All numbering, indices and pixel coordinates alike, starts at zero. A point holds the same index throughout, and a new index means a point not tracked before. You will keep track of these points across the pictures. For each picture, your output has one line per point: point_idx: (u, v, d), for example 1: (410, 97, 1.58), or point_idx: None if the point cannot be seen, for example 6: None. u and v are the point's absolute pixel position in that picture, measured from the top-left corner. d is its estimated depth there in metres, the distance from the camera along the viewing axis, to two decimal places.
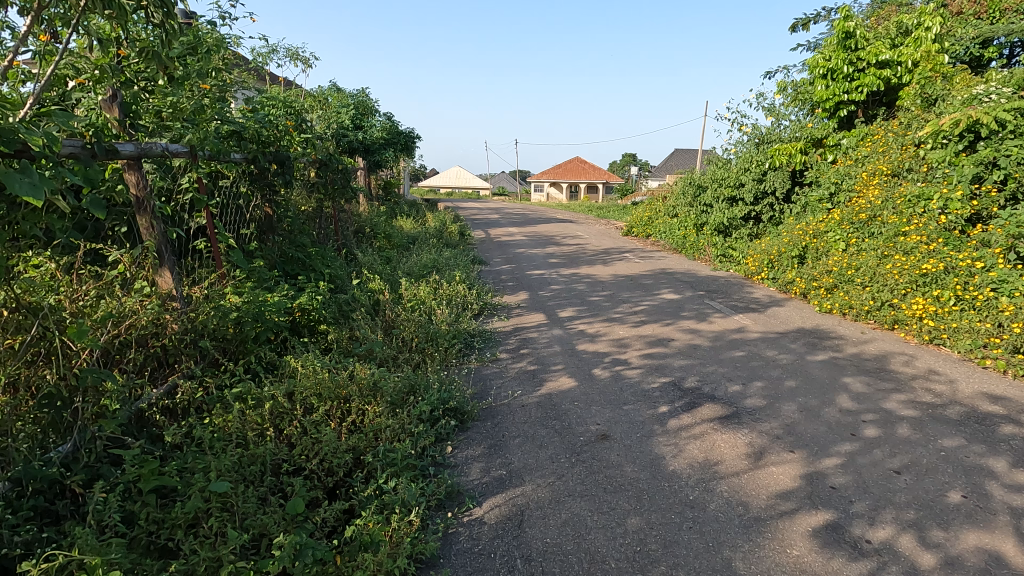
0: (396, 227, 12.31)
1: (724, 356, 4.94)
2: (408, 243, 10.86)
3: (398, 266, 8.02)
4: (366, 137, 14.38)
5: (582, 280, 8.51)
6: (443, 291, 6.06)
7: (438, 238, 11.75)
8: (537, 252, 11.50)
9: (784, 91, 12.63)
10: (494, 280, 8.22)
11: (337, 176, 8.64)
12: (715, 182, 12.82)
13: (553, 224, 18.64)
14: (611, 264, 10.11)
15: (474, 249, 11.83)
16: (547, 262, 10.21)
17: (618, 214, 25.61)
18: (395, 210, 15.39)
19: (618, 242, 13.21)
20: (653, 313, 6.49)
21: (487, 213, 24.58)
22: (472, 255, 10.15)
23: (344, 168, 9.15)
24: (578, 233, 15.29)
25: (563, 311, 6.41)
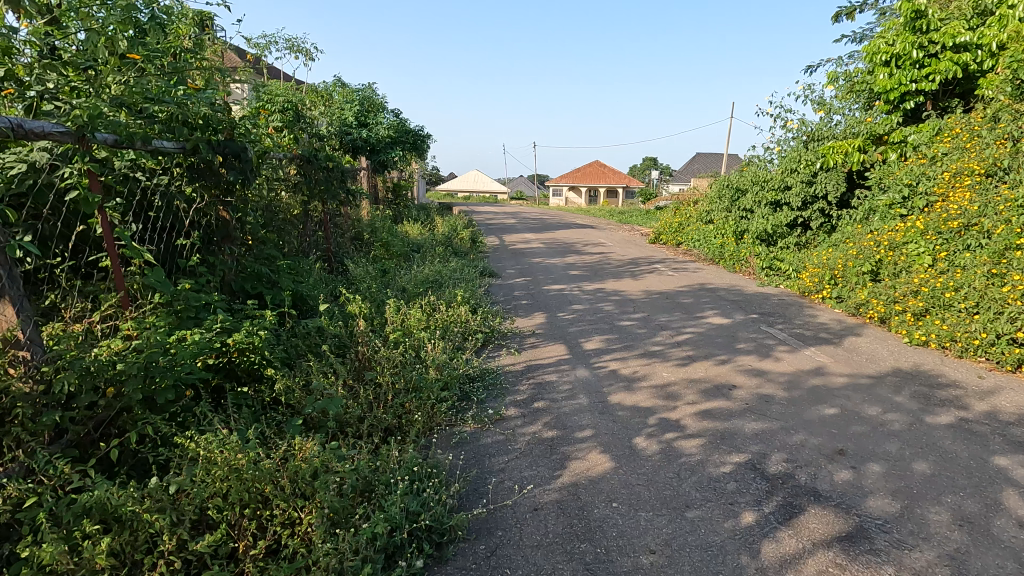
0: (400, 233, 11.15)
1: (811, 416, 3.64)
2: (412, 252, 9.67)
3: (391, 282, 6.83)
4: (372, 136, 13.31)
5: (609, 297, 7.23)
6: (438, 318, 4.84)
7: (446, 247, 10.56)
8: (556, 262, 10.24)
9: (837, 83, 11.20)
10: (505, 298, 6.99)
11: (326, 176, 7.50)
12: (756, 185, 11.45)
13: (573, 230, 17.38)
14: (641, 278, 8.80)
15: (485, 258, 10.62)
16: (567, 274, 8.94)
17: (641, 220, 24.19)
18: (403, 215, 14.25)
19: (645, 251, 11.89)
20: (701, 345, 5.19)
21: (503, 218, 23.35)
22: (481, 266, 8.93)
23: (337, 167, 8.03)
24: (601, 241, 13.99)
25: (589, 342, 5.14)
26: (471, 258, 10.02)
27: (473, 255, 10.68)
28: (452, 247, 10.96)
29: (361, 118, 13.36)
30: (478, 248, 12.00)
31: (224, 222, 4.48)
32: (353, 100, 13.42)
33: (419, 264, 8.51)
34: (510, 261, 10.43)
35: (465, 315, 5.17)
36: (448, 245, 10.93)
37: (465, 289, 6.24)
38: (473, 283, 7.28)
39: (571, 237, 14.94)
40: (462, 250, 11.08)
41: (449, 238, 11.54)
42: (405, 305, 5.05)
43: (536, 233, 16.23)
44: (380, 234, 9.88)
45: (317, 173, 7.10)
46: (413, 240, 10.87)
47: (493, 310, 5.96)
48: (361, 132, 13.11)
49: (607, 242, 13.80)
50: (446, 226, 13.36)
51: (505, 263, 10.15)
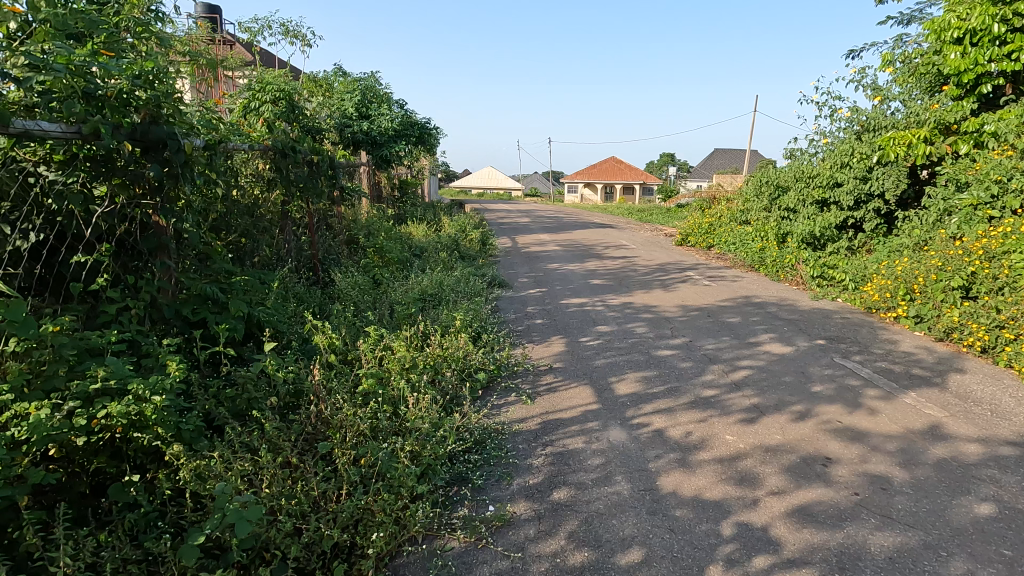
0: (401, 235, 10.11)
1: (958, 519, 2.50)
2: (412, 258, 8.61)
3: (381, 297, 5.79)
4: (374, 128, 12.24)
5: (640, 315, 6.10)
6: (426, 353, 3.77)
7: (451, 251, 9.49)
8: (575, 269, 9.10)
9: (894, 66, 9.93)
10: (516, 317, 5.89)
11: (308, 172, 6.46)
12: (800, 181, 10.21)
13: (592, 230, 16.16)
14: (673, 289, 7.64)
15: (496, 263, 9.53)
16: (589, 285, 7.80)
17: (663, 219, 22.84)
18: (407, 214, 13.19)
19: (673, 255, 10.70)
20: (766, 387, 4.04)
21: (516, 216, 22.22)
22: (489, 274, 7.85)
23: (323, 162, 6.98)
24: (622, 243, 12.80)
25: (621, 383, 4.03)
26: (479, 264, 8.96)
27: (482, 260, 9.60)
28: (458, 250, 9.88)
29: (362, 109, 12.32)
30: (487, 251, 10.92)
31: (157, 230, 3.50)
32: (353, 90, 12.39)
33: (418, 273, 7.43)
34: (522, 267, 9.33)
35: (464, 347, 4.09)
36: (454, 249, 9.85)
37: (466, 309, 5.18)
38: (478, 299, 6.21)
39: (589, 239, 13.76)
40: (470, 255, 9.99)
41: (456, 241, 10.46)
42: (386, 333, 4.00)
43: (551, 233, 15.08)
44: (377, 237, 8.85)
45: (297, 168, 6.06)
46: (416, 244, 9.85)
47: (500, 335, 4.87)
48: (362, 124, 12.08)
49: (630, 244, 12.62)
50: (454, 227, 12.31)
51: (517, 269, 9.05)
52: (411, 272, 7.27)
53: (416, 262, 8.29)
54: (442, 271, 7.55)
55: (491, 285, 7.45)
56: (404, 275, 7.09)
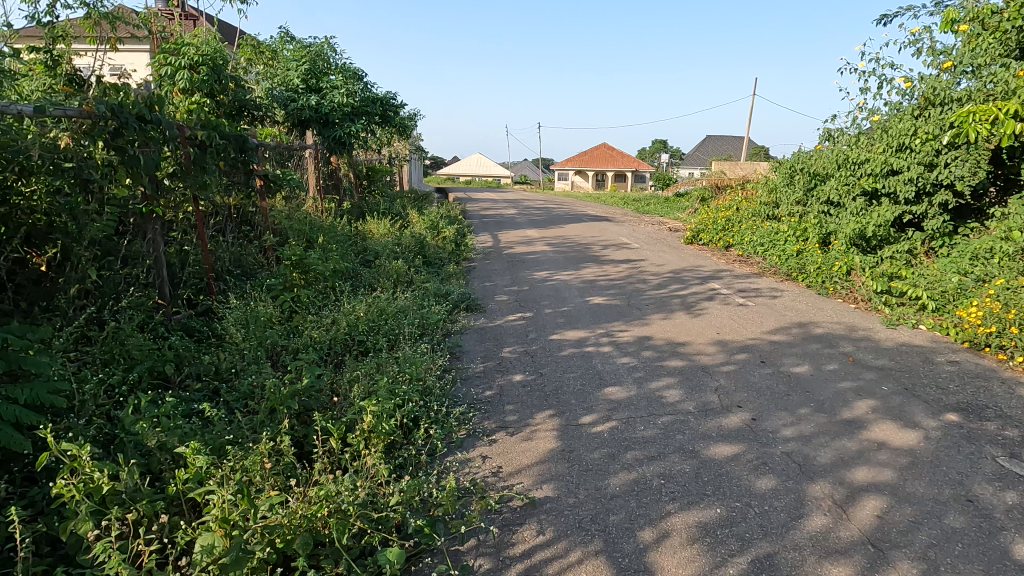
0: (351, 236, 8.12)
1: None
2: (356, 268, 6.63)
3: (269, 351, 3.90)
4: (324, 102, 10.13)
5: (665, 364, 4.20)
6: (275, 520, 1.89)
7: (408, 259, 7.52)
8: (567, 280, 7.17)
9: (960, 21, 7.91)
10: (483, 371, 3.97)
11: (172, 154, 4.49)
12: (843, 168, 8.31)
13: (586, 224, 14.21)
14: (698, 312, 5.76)
15: (468, 273, 7.58)
16: (586, 306, 5.88)
17: (661, 210, 20.90)
18: (369, 208, 11.15)
19: (686, 259, 8.81)
20: (933, 554, 2.17)
21: (500, 207, 20.12)
22: (453, 292, 5.90)
23: (214, 143, 4.96)
24: (622, 241, 10.87)
25: (662, 550, 2.14)
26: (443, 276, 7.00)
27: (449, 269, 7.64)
28: (418, 256, 7.93)
29: (311, 81, 10.20)
30: (460, 254, 8.97)
31: None
32: (301, 57, 10.28)
33: (350, 294, 5.52)
34: (502, 277, 7.38)
35: (358, 489, 2.21)
36: (412, 255, 7.86)
37: (389, 375, 3.27)
38: (424, 343, 4.29)
39: (583, 235, 11.81)
40: (436, 262, 8.03)
41: (420, 241, 8.48)
42: (209, 459, 2.17)
43: (539, 228, 13.11)
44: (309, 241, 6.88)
45: (155, 146, 4.06)
46: (363, 250, 7.88)
47: (443, 427, 2.98)
48: (309, 99, 9.98)
49: (631, 243, 10.71)
50: (422, 223, 10.31)
51: (494, 280, 7.10)
52: (339, 293, 5.35)
53: (355, 276, 6.34)
54: (384, 294, 5.61)
55: (453, 310, 5.50)
56: (326, 298, 5.17)
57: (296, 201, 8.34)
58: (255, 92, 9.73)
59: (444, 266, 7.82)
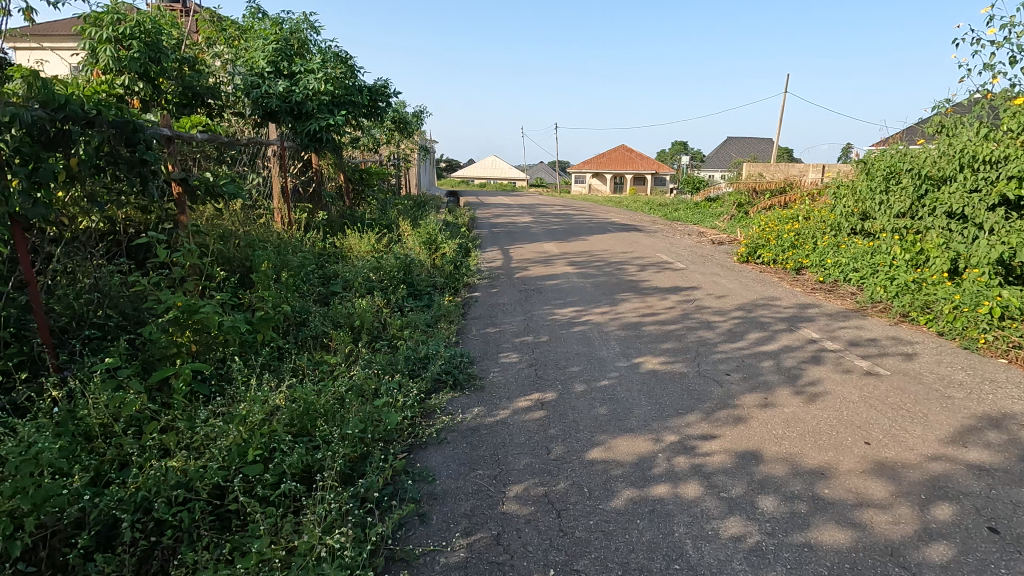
0: (313, 261, 6.19)
1: None
2: (305, 312, 4.69)
3: (30, 537, 1.94)
4: (295, 90, 8.18)
5: (814, 541, 2.20)
6: None
7: (382, 296, 5.58)
8: (601, 324, 5.18)
9: None
10: (463, 569, 2.01)
11: None
12: (967, 169, 6.08)
13: (613, 235, 12.14)
14: (811, 390, 3.75)
15: (466, 312, 5.63)
16: (636, 377, 3.89)
17: (694, 218, 18.70)
18: (353, 219, 9.25)
19: (752, 287, 6.77)
20: None
21: (514, 213, 18.09)
22: (433, 352, 3.94)
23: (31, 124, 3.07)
24: (661, 259, 8.84)
25: None
26: (426, 323, 5.04)
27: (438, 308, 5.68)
28: (399, 288, 5.97)
29: (282, 64, 8.29)
30: (458, 280, 7.03)
31: None
32: (271, 36, 8.39)
33: (266, 368, 3.56)
34: (511, 317, 5.41)
35: None
36: (390, 286, 5.91)
37: None
38: (353, 496, 2.33)
39: (613, 250, 9.77)
40: (425, 295, 6.09)
41: (406, 263, 6.55)
42: None
43: (558, 240, 11.13)
44: (244, 270, 5.23)
45: None
46: (327, 280, 5.97)
47: None
48: (277, 85, 8.06)
49: (673, 262, 8.67)
50: (416, 238, 8.38)
51: (501, 324, 5.14)
52: (245, 368, 3.38)
53: (292, 331, 4.40)
54: (321, 369, 3.64)
55: (428, 391, 3.52)
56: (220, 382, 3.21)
57: (245, 213, 6.44)
58: (211, 76, 7.86)
59: (432, 304, 5.86)
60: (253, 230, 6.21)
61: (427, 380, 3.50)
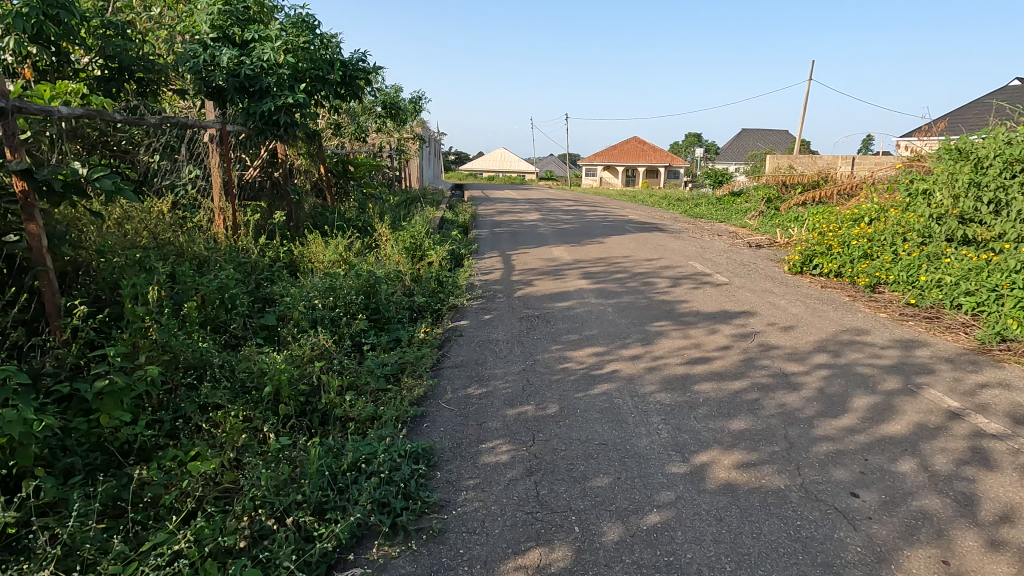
0: (246, 285, 4.68)
1: None
2: (198, 373, 3.22)
3: None
4: (248, 61, 6.57)
5: None
6: None
7: (328, 334, 4.06)
8: (634, 380, 3.61)
9: None
10: None
11: None
12: None
13: (634, 237, 10.52)
14: (1014, 538, 2.15)
15: (443, 357, 4.09)
16: (704, 501, 2.34)
17: (719, 215, 16.99)
18: (325, 220, 7.75)
19: (826, 316, 5.15)
20: None
21: (521, 210, 16.48)
22: (367, 453, 2.43)
23: None
24: (696, 270, 7.22)
25: None
26: (381, 381, 3.51)
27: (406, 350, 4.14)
28: (358, 318, 4.45)
29: (232, 30, 6.70)
30: (442, 304, 5.48)
31: None
32: None
33: (55, 510, 2.11)
34: (504, 365, 3.87)
35: None
36: (344, 316, 4.39)
37: None
38: None
39: (636, 257, 8.15)
40: (394, 329, 4.55)
41: (373, 281, 5.02)
42: None
43: (569, 244, 9.53)
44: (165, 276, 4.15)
45: None
46: (261, 307, 4.47)
47: None
48: (223, 52, 6.41)
49: (711, 273, 7.06)
50: (395, 245, 6.85)
51: (489, 378, 3.61)
52: (3, 526, 1.90)
53: (172, 406, 2.93)
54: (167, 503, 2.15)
55: (344, 553, 2.02)
56: None
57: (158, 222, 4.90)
58: (140, 42, 6.29)
59: (399, 343, 4.33)
60: (167, 241, 4.70)
61: (342, 531, 2.00)
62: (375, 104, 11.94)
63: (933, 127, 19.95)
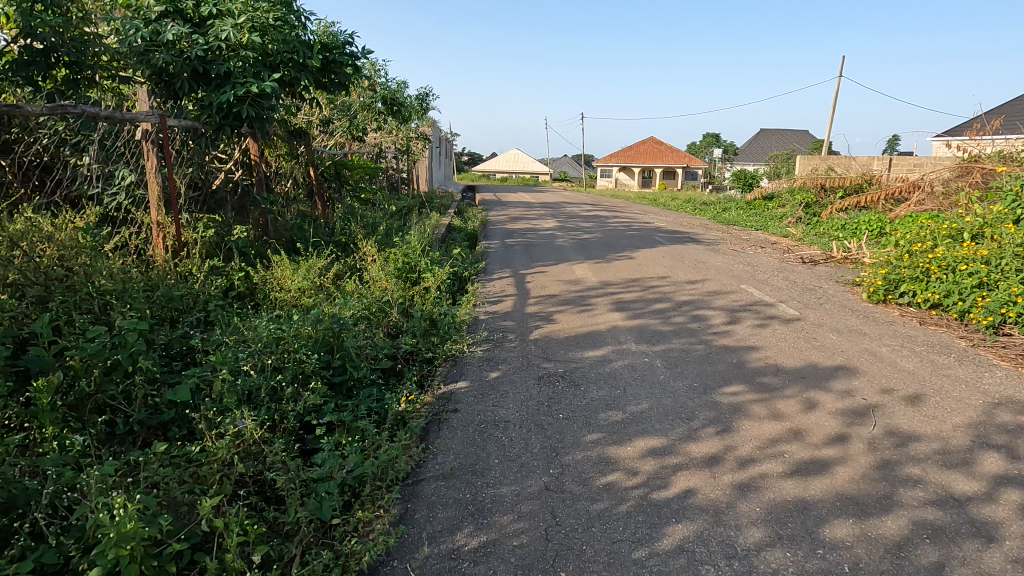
0: (164, 339, 3.43)
1: None
2: (11, 520, 1.96)
3: None
4: (204, 41, 5.32)
5: None
6: None
7: (255, 424, 2.80)
8: (723, 517, 2.26)
9: None
10: None
11: None
12: None
13: (665, 250, 9.14)
14: None
15: (423, 455, 2.78)
16: None
17: (751, 221, 15.55)
18: (304, 233, 6.50)
19: (957, 379, 3.76)
20: None
21: (535, 215, 15.20)
22: None
23: None
24: (754, 298, 5.84)
25: None
26: (322, 516, 2.23)
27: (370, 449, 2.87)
28: (310, 387, 3.17)
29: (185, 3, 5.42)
30: (433, 354, 4.20)
31: None
32: None
33: None
34: (514, 477, 2.55)
35: None
36: (288, 385, 3.12)
37: None
38: None
39: (675, 278, 6.79)
40: (360, 404, 3.27)
41: (341, 324, 3.72)
42: None
43: (592, 259, 8.18)
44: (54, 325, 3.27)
45: None
46: (178, 368, 3.22)
47: None
48: (171, 30, 5.16)
49: (774, 303, 5.67)
50: (382, 269, 5.57)
51: (491, 510, 2.31)
52: None
53: None
54: None
55: None
56: None
57: (58, 253, 3.73)
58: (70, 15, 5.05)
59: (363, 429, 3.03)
60: (57, 279, 3.48)
61: None
62: (375, 100, 10.67)
63: (986, 126, 18.28)
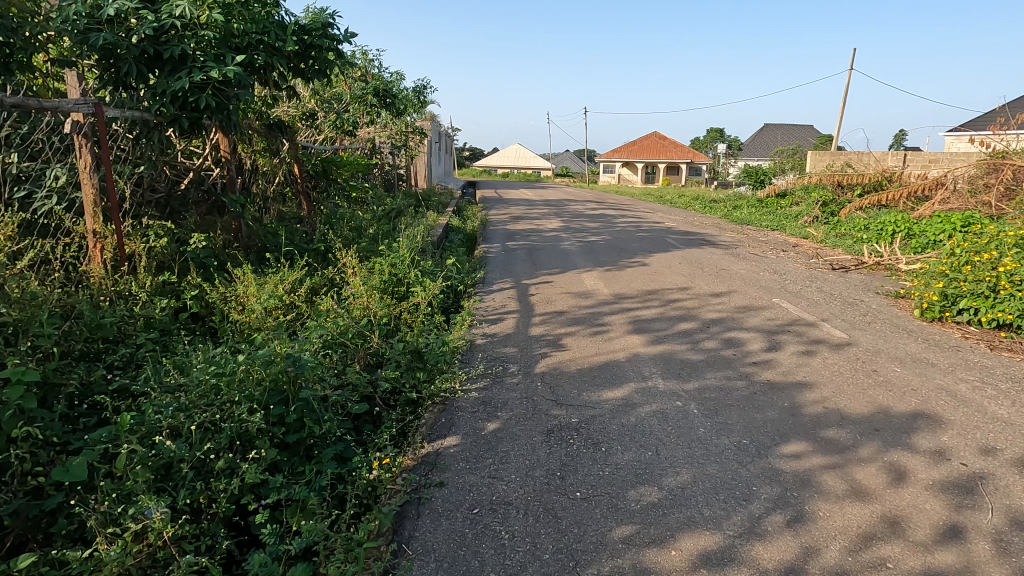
0: (72, 388, 2.71)
1: None
2: None
3: None
4: (156, 17, 4.56)
5: None
6: None
7: (167, 518, 2.08)
8: None
9: None
10: None
11: None
12: None
13: (681, 255, 8.40)
14: None
15: (393, 562, 2.06)
16: None
17: (765, 220, 14.79)
18: (280, 239, 5.77)
19: None
20: None
21: (537, 214, 14.45)
22: None
23: None
24: (792, 317, 5.10)
25: None
26: None
27: (324, 548, 2.14)
28: (252, 455, 2.45)
29: None
30: (417, 395, 3.47)
31: None
32: None
33: None
34: None
35: None
36: (221, 454, 2.39)
37: None
38: None
39: (697, 290, 6.05)
40: (316, 476, 2.56)
41: (301, 360, 2.97)
42: None
43: (602, 266, 7.45)
44: None
45: None
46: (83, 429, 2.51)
47: None
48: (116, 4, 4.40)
49: (815, 323, 4.94)
50: (365, 284, 4.84)
51: None
52: None
53: None
54: None
55: None
56: None
57: None
58: None
59: (315, 514, 2.29)
60: None
61: None
62: (367, 91, 9.92)
63: (1010, 121, 17.48)
